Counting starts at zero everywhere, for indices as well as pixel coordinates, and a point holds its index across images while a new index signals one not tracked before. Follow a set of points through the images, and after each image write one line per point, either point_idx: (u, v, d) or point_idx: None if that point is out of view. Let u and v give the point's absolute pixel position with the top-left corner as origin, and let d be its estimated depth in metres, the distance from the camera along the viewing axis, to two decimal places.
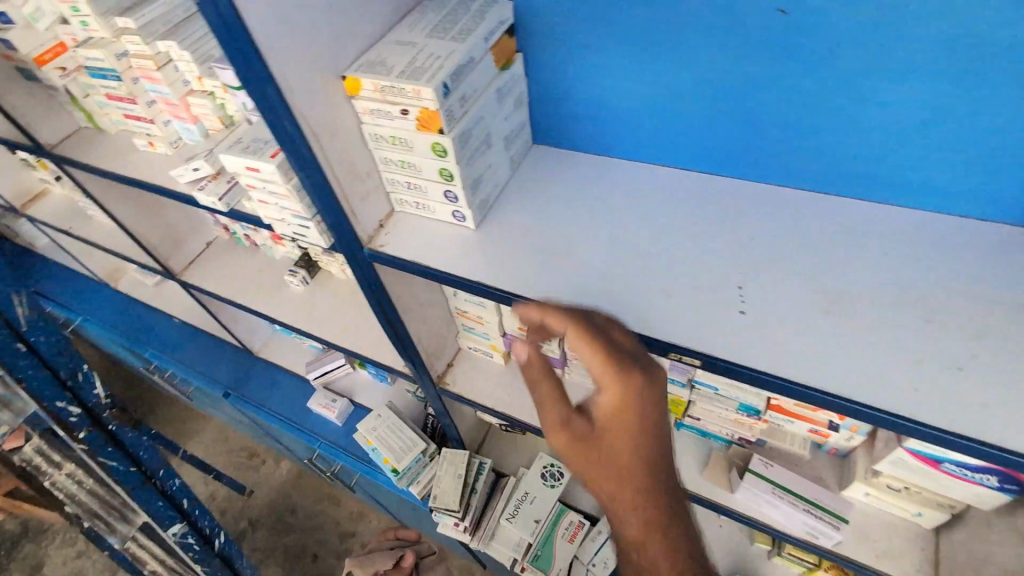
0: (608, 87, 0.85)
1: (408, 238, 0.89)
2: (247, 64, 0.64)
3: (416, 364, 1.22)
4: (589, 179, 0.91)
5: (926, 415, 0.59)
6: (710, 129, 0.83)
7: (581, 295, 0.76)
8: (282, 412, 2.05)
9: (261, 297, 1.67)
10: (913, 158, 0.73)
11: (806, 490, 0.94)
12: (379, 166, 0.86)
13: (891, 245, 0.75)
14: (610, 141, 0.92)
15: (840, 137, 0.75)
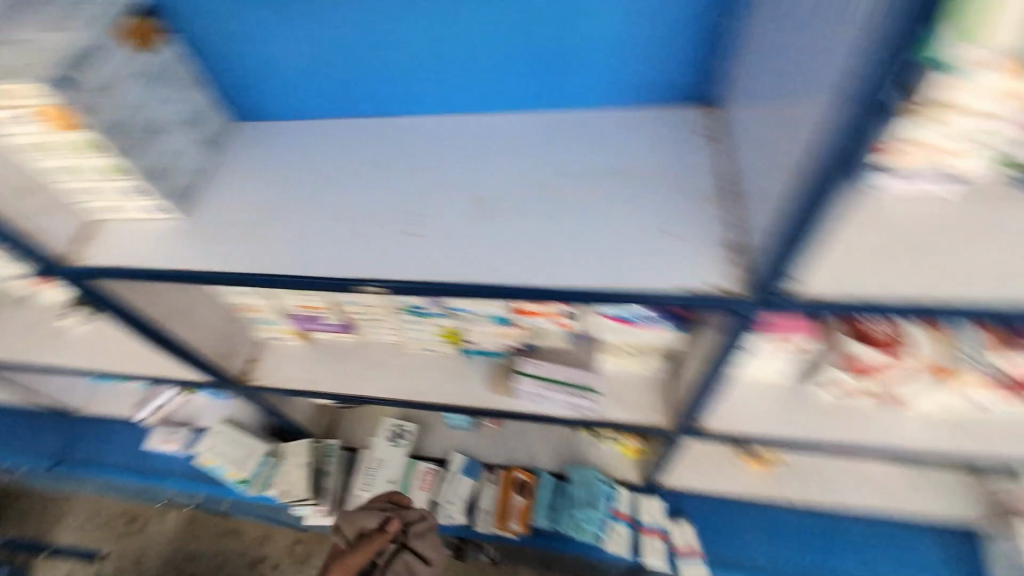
0: (275, 49, 0.88)
1: (109, 244, 0.86)
2: None
3: (212, 371, 1.21)
4: (289, 148, 0.93)
5: (553, 276, 0.71)
6: (378, 74, 0.89)
7: (276, 255, 0.79)
8: (122, 463, 1.90)
9: (42, 349, 1.51)
10: (543, 65, 0.84)
11: (568, 376, 1.06)
12: (48, 177, 0.81)
13: (548, 147, 0.85)
14: (305, 104, 0.95)
15: (484, 56, 0.84)
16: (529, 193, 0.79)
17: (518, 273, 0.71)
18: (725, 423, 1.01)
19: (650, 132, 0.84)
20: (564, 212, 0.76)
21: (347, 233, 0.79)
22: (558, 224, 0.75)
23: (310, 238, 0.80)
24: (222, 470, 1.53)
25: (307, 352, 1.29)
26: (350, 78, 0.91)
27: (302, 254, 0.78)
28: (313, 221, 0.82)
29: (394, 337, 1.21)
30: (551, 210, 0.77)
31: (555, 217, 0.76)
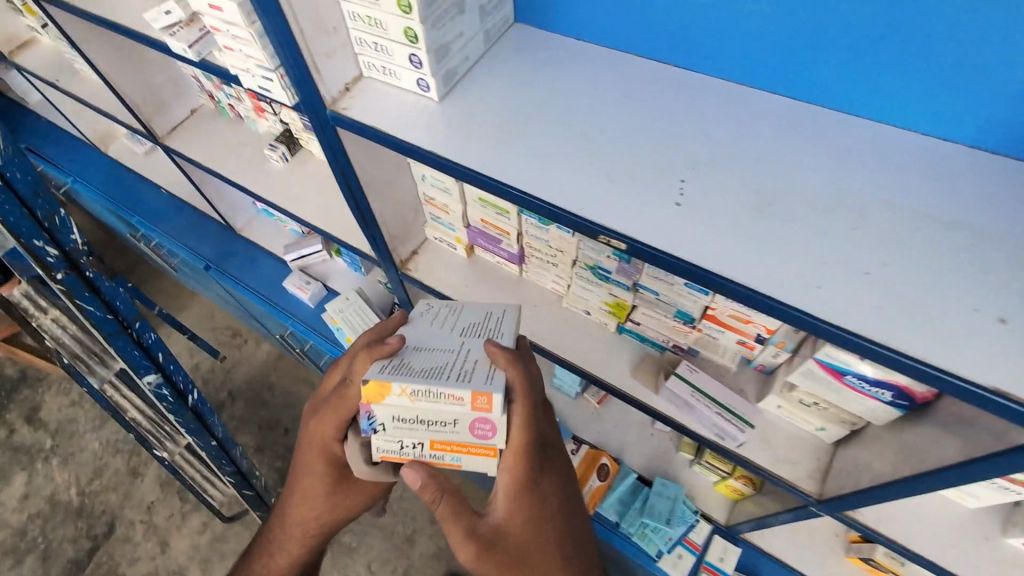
0: None
1: (372, 105, 0.89)
2: None
3: (380, 246, 1.26)
4: (551, 53, 0.88)
5: (815, 306, 0.59)
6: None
7: (511, 176, 0.76)
8: (257, 287, 2.11)
9: (241, 169, 1.67)
10: (914, 49, 0.63)
11: (740, 408, 1.00)
12: (347, 22, 0.83)
13: (820, 142, 0.70)
14: (567, 13, 0.87)
15: (789, 32, 0.70)
16: (806, 190, 0.66)
17: (760, 279, 0.62)
18: (887, 529, 0.89)
19: (953, 163, 0.66)
20: (829, 220, 0.64)
21: (585, 171, 0.74)
22: (826, 230, 0.63)
23: (541, 160, 0.77)
24: (344, 334, 1.70)
25: (464, 265, 1.32)
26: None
27: (533, 171, 0.76)
28: (560, 143, 0.78)
29: (556, 287, 1.21)
30: (824, 218, 0.64)
31: (826, 227, 0.63)
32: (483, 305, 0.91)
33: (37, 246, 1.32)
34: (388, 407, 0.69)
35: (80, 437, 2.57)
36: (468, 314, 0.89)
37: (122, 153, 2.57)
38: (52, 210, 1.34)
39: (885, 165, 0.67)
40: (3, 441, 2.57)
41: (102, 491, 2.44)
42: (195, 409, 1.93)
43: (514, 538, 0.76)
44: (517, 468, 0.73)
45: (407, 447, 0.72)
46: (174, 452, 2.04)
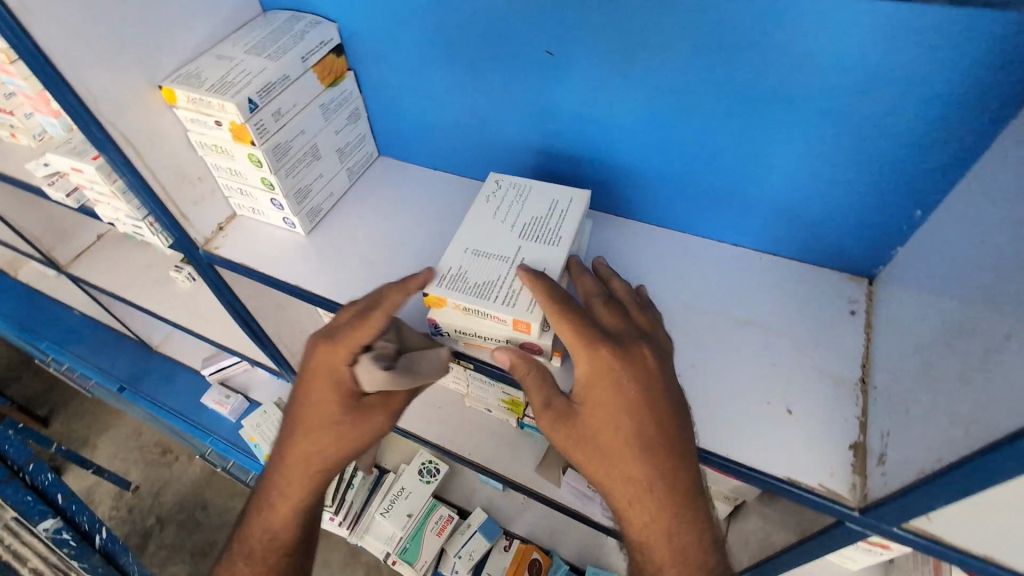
0: (426, 102, 0.89)
1: (244, 242, 0.93)
2: (66, 104, 0.69)
3: (282, 363, 1.25)
4: (411, 186, 0.97)
5: None
6: (511, 138, 0.86)
7: None
8: (174, 406, 2.01)
9: (145, 291, 1.64)
10: (703, 175, 0.75)
11: None
12: (211, 171, 0.89)
13: (637, 251, 0.80)
14: (423, 152, 0.97)
15: (606, 163, 0.81)
16: None
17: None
18: None
19: (742, 264, 0.77)
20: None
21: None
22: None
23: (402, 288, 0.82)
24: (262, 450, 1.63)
25: None
26: (465, 123, 0.89)
27: None
28: (417, 271, 0.84)
29: (458, 388, 1.23)
30: None
31: None
32: (553, 189, 0.75)
33: None
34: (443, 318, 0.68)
35: None
36: (534, 203, 0.73)
37: (32, 277, 2.49)
38: None
39: (690, 270, 0.76)
40: None
41: None
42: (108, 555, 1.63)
43: (622, 399, 0.57)
44: (586, 340, 0.58)
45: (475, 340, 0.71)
46: None
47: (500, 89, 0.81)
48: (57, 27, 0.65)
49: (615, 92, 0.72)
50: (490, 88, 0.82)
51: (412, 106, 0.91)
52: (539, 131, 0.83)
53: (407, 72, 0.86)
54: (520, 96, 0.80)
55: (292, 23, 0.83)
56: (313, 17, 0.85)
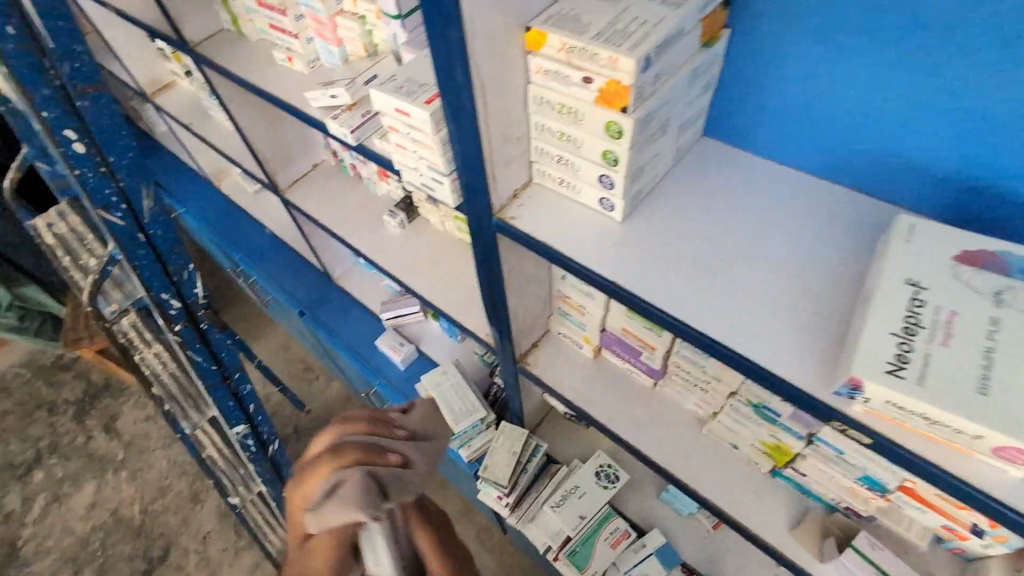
0: (811, 81, 0.71)
1: (541, 216, 0.81)
2: (443, 33, 0.60)
3: (505, 342, 1.16)
4: (745, 180, 0.80)
5: None
6: (920, 144, 0.68)
7: (713, 325, 0.67)
8: (348, 341, 2.07)
9: (357, 229, 1.65)
10: None
11: None
12: (531, 131, 0.78)
13: None
14: (766, 138, 0.80)
15: None
16: None
17: None
18: None
19: None
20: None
21: (802, 337, 0.64)
22: None
23: (746, 308, 0.68)
24: None
25: (588, 367, 1.19)
26: (849, 114, 0.71)
27: (739, 322, 0.67)
28: (774, 291, 0.69)
29: (698, 410, 1.08)
30: None
31: None
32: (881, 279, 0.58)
33: (155, 289, 1.33)
34: (889, 394, 0.51)
35: (149, 453, 2.54)
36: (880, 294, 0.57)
37: (233, 191, 2.69)
38: (169, 243, 1.30)
39: None
40: (79, 446, 2.58)
41: (162, 511, 2.39)
42: (274, 459, 1.94)
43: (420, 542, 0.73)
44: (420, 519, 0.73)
45: (935, 427, 0.52)
46: (246, 498, 1.97)
47: (956, 81, 0.61)
48: None
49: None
50: (939, 77, 0.62)
51: (781, 83, 0.74)
52: (980, 144, 0.64)
53: (799, 41, 0.70)
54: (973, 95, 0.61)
55: None
56: None
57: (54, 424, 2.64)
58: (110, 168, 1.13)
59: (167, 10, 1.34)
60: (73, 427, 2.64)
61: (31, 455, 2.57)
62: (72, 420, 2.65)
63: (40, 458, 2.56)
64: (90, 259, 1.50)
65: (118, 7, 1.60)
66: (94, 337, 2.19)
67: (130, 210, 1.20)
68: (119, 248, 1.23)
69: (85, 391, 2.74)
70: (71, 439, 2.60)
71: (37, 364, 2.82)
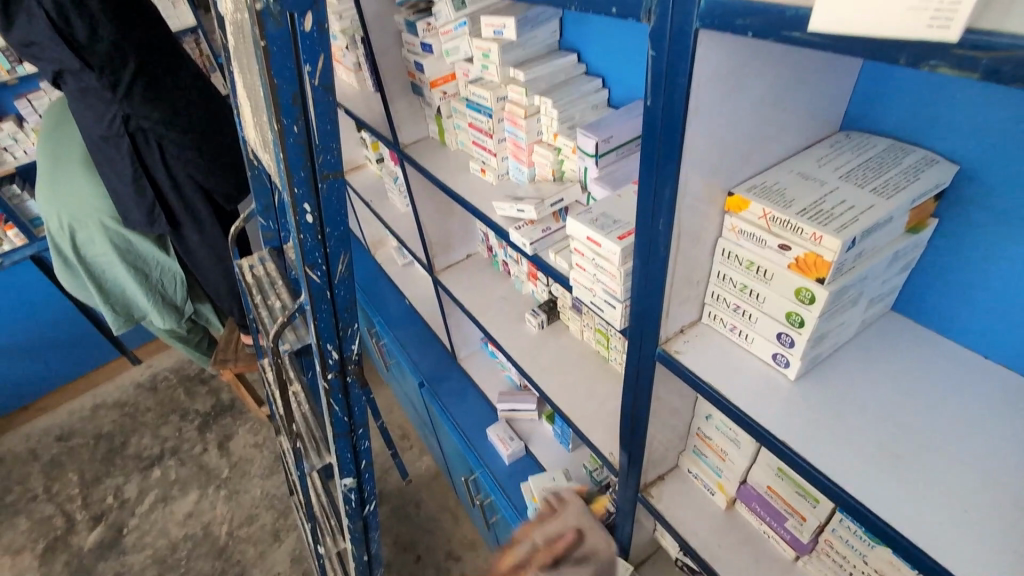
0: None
1: (708, 357, 0.83)
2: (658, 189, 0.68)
3: (633, 466, 1.14)
4: (937, 366, 0.77)
5: None
6: None
7: (894, 514, 0.63)
8: (460, 422, 2.13)
9: (496, 320, 1.77)
10: None
11: None
12: (710, 277, 0.82)
13: None
14: (959, 326, 0.78)
15: None
16: None
17: None
18: None
19: None
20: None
21: (1010, 559, 0.58)
22: None
23: (936, 506, 0.63)
24: None
25: (718, 517, 1.12)
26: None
27: (925, 518, 0.62)
28: (971, 496, 0.64)
29: None
30: None
31: None
32: None
33: (326, 339, 1.51)
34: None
35: (249, 478, 2.74)
36: None
37: (386, 261, 3.03)
38: (346, 303, 1.49)
39: None
40: (195, 455, 2.85)
41: (244, 539, 2.51)
42: (366, 521, 1.93)
43: None
44: None
45: None
46: (330, 552, 2.03)
47: None
48: (702, 129, 0.64)
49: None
50: None
51: (975, 278, 0.74)
52: None
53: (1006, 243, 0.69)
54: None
55: (899, 154, 0.70)
56: (922, 151, 0.71)
57: (182, 429, 2.97)
58: (322, 234, 1.35)
59: (393, 119, 1.65)
60: (195, 436, 2.93)
61: (156, 451, 2.88)
62: (196, 429, 2.96)
63: (162, 456, 2.85)
64: (275, 301, 1.77)
65: (351, 111, 2.00)
66: (240, 359, 2.41)
67: (327, 271, 1.41)
68: (307, 298, 1.44)
69: (214, 405, 3.08)
70: (192, 446, 2.89)
71: (184, 372, 3.24)
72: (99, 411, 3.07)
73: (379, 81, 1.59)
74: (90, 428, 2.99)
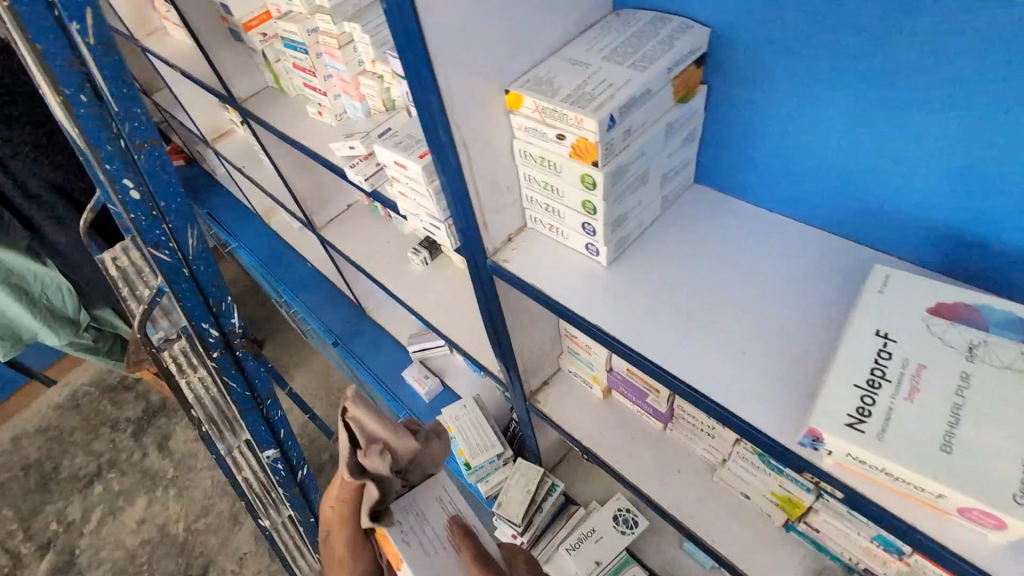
0: (789, 132, 0.72)
1: (533, 260, 0.85)
2: (423, 99, 0.66)
3: (513, 377, 1.18)
4: (733, 226, 0.80)
5: None
6: (903, 190, 0.66)
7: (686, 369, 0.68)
8: (379, 373, 2.14)
9: (383, 267, 1.74)
10: None
11: None
12: (520, 181, 0.83)
13: None
14: (749, 186, 0.81)
15: None
16: None
17: None
18: None
19: None
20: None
21: (781, 383, 0.64)
22: None
23: (723, 353, 0.68)
24: (457, 445, 1.57)
25: (598, 407, 1.19)
26: (842, 168, 0.70)
27: (713, 365, 0.67)
28: (753, 337, 0.68)
29: (707, 456, 1.04)
30: None
31: None
32: (855, 329, 0.55)
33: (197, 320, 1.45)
34: (846, 444, 0.49)
35: (196, 471, 2.63)
36: (850, 344, 0.55)
37: (282, 228, 2.88)
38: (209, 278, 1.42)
39: None
40: (135, 462, 2.70)
41: (203, 531, 2.46)
42: (302, 485, 1.97)
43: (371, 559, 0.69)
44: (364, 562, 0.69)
45: (904, 483, 0.48)
46: (276, 522, 2.00)
47: (926, 130, 0.61)
48: (444, 29, 0.62)
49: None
50: (908, 125, 0.62)
51: (774, 132, 0.74)
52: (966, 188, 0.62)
53: (796, 90, 0.69)
54: (968, 163, 0.60)
55: (658, 27, 0.71)
56: (680, 19, 0.72)
57: (116, 440, 2.78)
58: None
59: (220, 72, 1.51)
60: (131, 444, 2.76)
61: (93, 468, 2.71)
62: (131, 437, 2.78)
63: (100, 471, 2.69)
64: (144, 290, 1.66)
65: (183, 71, 1.81)
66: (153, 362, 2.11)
67: None
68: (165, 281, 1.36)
69: (145, 410, 2.87)
70: (130, 455, 2.73)
71: (104, 383, 2.98)
72: (21, 442, 2.83)
73: (191, 32, 1.44)
74: (15, 459, 2.77)
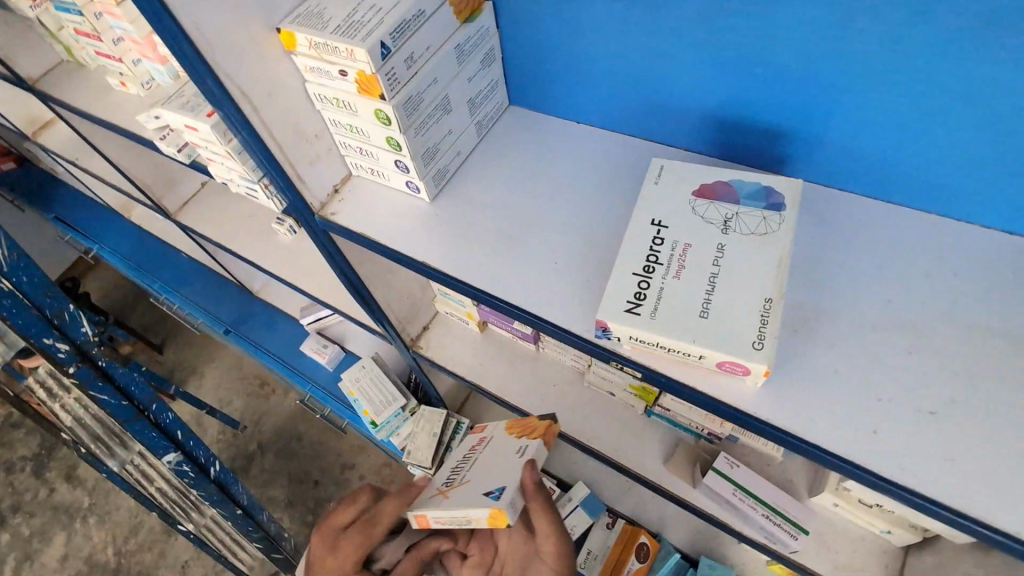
0: (576, 43, 0.74)
1: (360, 206, 0.83)
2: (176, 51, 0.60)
3: (388, 328, 1.17)
4: (549, 143, 0.82)
5: (865, 455, 0.53)
6: (681, 88, 0.71)
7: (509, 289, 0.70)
8: (277, 352, 2.05)
9: (250, 243, 1.63)
10: (944, 143, 0.59)
11: (794, 513, 0.89)
12: (327, 126, 0.79)
13: (853, 239, 0.66)
14: (559, 102, 0.83)
15: (817, 122, 0.65)
16: (841, 314, 0.61)
17: (785, 417, 0.56)
18: None
19: (982, 258, 0.62)
20: (885, 342, 0.58)
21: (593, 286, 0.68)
22: (877, 360, 0.58)
23: (542, 266, 0.71)
24: (361, 406, 1.56)
25: (477, 342, 1.22)
26: (712, 57, 0.65)
27: (532, 280, 0.70)
28: (566, 246, 0.71)
29: (576, 364, 1.11)
30: (870, 340, 0.59)
31: (875, 352, 0.58)
32: (637, 222, 0.59)
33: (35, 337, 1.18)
34: (625, 328, 0.54)
35: (116, 493, 2.35)
36: (632, 234, 0.59)
37: (145, 220, 2.61)
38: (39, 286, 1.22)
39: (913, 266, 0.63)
40: (43, 500, 2.38)
41: (137, 551, 2.23)
42: (220, 480, 1.65)
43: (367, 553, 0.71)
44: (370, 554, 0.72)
45: (677, 352, 0.53)
46: (200, 523, 1.75)
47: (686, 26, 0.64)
48: None
49: (1014, 100, 0.53)
50: (670, 25, 0.65)
51: (644, 19, 0.66)
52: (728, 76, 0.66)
53: None
54: (744, 51, 0.63)
55: None
56: None
57: (14, 483, 2.43)
58: None
59: None
60: (33, 483, 2.42)
61: None
62: (32, 476, 2.44)
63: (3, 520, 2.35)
64: None
65: None
66: None
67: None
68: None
69: (41, 443, 2.50)
70: (34, 494, 2.39)
71: None
72: None
73: None
74: None
